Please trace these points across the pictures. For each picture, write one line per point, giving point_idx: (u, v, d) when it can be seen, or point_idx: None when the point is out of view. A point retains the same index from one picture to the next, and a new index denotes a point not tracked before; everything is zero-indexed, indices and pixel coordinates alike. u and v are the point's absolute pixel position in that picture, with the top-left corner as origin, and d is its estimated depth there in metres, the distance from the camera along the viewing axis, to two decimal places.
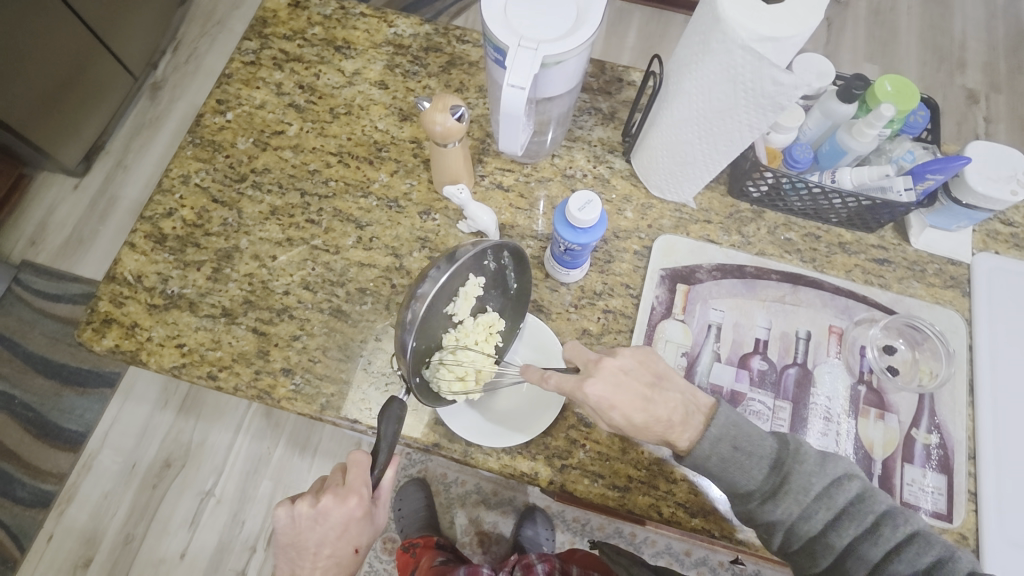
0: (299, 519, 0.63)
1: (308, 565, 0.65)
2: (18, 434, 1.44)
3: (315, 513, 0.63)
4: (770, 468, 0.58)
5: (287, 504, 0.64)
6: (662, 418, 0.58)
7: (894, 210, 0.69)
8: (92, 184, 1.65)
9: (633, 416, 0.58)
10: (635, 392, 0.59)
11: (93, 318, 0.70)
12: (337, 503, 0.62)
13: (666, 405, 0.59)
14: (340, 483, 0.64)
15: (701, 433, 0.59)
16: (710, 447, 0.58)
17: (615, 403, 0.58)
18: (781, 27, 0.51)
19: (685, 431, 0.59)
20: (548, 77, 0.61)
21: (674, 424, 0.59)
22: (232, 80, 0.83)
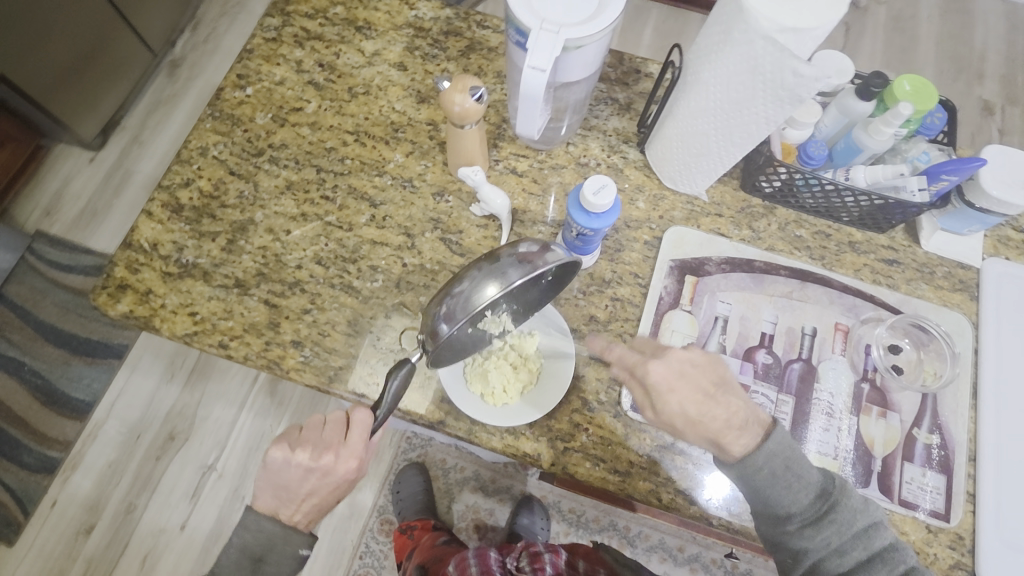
0: (296, 469, 0.65)
1: (293, 507, 0.67)
2: (26, 401, 1.46)
3: (316, 468, 0.65)
4: (804, 489, 0.59)
5: (285, 448, 0.66)
6: (718, 414, 0.59)
7: (906, 210, 0.69)
8: (108, 159, 1.67)
9: (687, 406, 0.59)
10: (695, 386, 0.60)
11: (109, 283, 0.71)
12: (340, 461, 0.64)
13: (727, 406, 0.60)
14: (342, 441, 0.65)
15: (757, 442, 0.59)
16: (764, 457, 0.58)
17: (675, 389, 0.60)
18: (805, 18, 0.52)
19: (739, 437, 0.59)
20: (569, 61, 0.61)
21: (732, 425, 0.59)
22: (253, 56, 0.84)
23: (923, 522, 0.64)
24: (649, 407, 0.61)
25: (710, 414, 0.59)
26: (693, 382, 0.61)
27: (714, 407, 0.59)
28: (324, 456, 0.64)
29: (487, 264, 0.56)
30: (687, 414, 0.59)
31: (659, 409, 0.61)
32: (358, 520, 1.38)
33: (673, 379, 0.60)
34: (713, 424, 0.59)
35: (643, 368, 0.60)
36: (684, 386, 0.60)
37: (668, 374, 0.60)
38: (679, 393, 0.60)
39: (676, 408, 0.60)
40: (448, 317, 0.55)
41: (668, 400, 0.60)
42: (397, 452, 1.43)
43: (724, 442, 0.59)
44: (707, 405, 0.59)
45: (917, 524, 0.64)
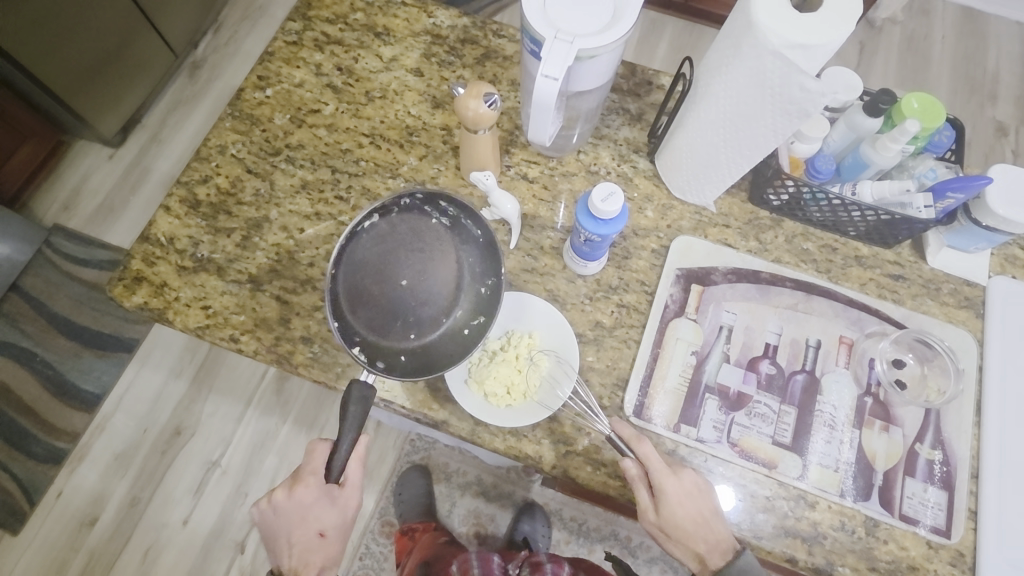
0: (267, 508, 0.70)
1: (285, 549, 0.71)
2: (37, 391, 1.48)
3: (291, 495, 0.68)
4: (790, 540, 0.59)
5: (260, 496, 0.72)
6: (710, 536, 0.62)
7: (912, 227, 0.70)
8: (126, 156, 1.70)
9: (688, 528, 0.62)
10: (705, 506, 0.62)
11: (126, 275, 0.73)
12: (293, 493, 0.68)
13: (721, 529, 0.62)
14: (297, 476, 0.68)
15: (728, 562, 0.62)
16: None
17: (684, 503, 0.61)
18: (814, 34, 0.53)
19: (720, 558, 0.63)
20: (581, 70, 0.62)
21: (720, 547, 0.63)
22: (274, 58, 0.86)
23: (923, 538, 0.64)
24: (652, 508, 0.63)
25: (702, 536, 0.62)
26: (704, 501, 0.62)
27: (708, 530, 0.62)
28: (297, 486, 0.68)
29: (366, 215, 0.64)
30: (683, 531, 0.62)
31: (661, 513, 0.62)
32: (359, 521, 1.39)
33: (692, 491, 0.62)
34: (701, 543, 0.63)
35: (662, 479, 0.61)
36: (693, 505, 0.62)
37: (681, 489, 0.62)
38: (686, 509, 0.61)
39: (677, 518, 0.61)
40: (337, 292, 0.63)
41: (675, 511, 0.61)
42: (400, 454, 1.44)
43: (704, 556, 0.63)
44: (703, 527, 0.62)
45: (917, 540, 0.64)
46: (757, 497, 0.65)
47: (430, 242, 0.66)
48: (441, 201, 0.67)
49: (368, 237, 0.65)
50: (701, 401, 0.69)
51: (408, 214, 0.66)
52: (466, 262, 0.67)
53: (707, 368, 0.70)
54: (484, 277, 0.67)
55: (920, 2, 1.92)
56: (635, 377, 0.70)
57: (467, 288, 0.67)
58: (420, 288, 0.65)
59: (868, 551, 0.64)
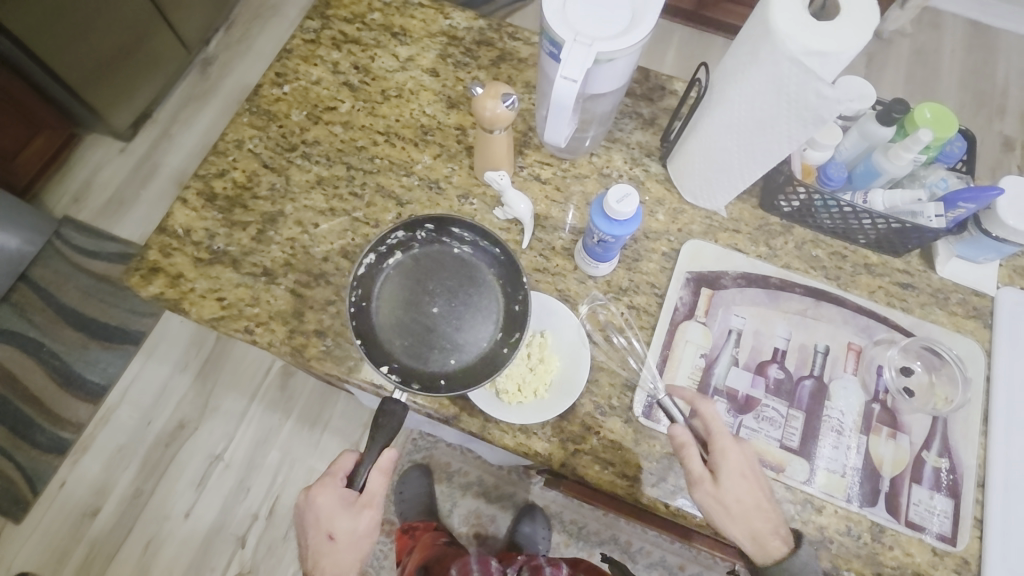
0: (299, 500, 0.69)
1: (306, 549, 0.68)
2: (42, 381, 1.48)
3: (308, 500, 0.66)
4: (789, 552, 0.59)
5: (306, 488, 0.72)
6: (771, 517, 0.62)
7: (922, 235, 0.71)
8: (138, 150, 1.71)
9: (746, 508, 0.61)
10: (763, 485, 0.63)
11: (142, 265, 0.74)
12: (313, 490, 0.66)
13: (779, 511, 0.63)
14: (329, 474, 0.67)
15: (790, 550, 0.61)
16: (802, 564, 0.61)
17: (748, 478, 0.62)
18: (831, 42, 0.53)
19: (782, 543, 0.61)
20: (599, 73, 0.63)
21: (780, 531, 0.62)
22: (291, 56, 0.87)
23: (929, 545, 0.64)
24: (708, 480, 0.61)
25: (765, 516, 0.62)
26: (760, 482, 0.63)
27: (770, 510, 0.62)
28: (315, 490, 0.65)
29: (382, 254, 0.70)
30: (744, 509, 0.61)
31: (721, 487, 0.61)
32: None
33: (745, 469, 0.62)
34: (761, 523, 0.61)
35: (729, 450, 0.62)
36: (753, 481, 0.62)
37: (747, 465, 0.62)
38: (748, 485, 0.61)
39: (741, 494, 0.61)
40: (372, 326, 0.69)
41: (738, 484, 0.61)
42: (402, 453, 1.44)
43: (765, 541, 0.61)
44: (761, 508, 0.61)
45: (923, 546, 0.64)
46: None
47: (455, 269, 0.72)
48: (454, 230, 0.72)
49: (394, 273, 0.71)
50: None
51: (428, 247, 0.72)
52: (495, 284, 0.72)
53: (716, 371, 0.71)
54: (515, 295, 0.71)
55: (929, 16, 1.93)
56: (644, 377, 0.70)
57: (498, 309, 0.71)
58: (453, 314, 0.70)
59: (874, 556, 0.64)
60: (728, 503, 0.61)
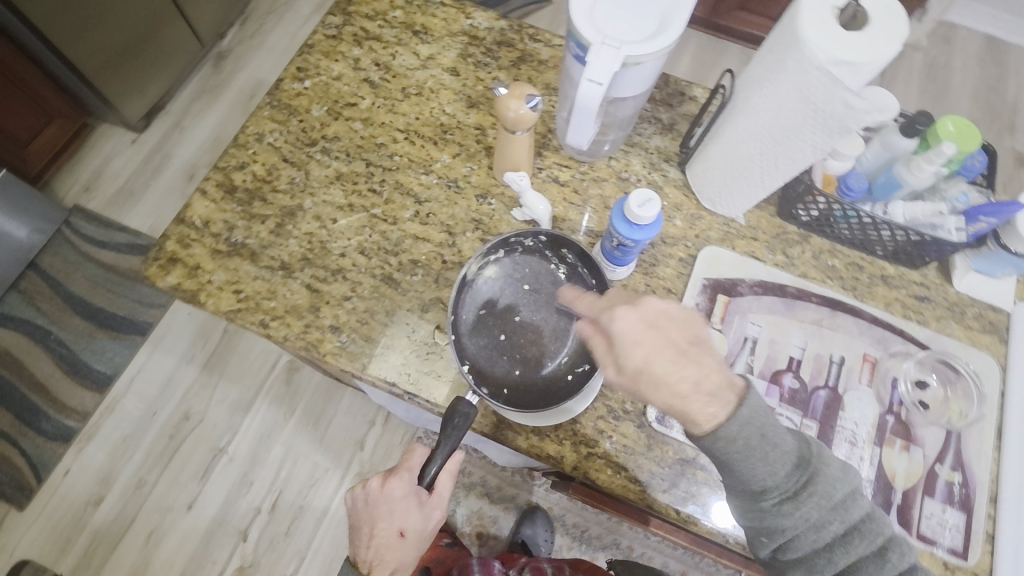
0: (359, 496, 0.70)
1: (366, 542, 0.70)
2: (49, 368, 1.49)
3: (383, 492, 0.67)
4: (783, 461, 0.56)
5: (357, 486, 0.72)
6: (687, 373, 0.56)
7: (941, 249, 0.71)
8: (150, 140, 1.72)
9: (653, 365, 0.56)
10: (668, 341, 0.57)
11: (161, 255, 0.74)
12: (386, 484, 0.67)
13: (699, 366, 0.56)
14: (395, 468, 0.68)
15: (728, 414, 0.55)
16: (738, 428, 0.55)
17: (642, 341, 0.57)
18: (860, 52, 0.53)
19: (709, 403, 0.55)
20: (624, 77, 0.63)
21: (702, 390, 0.56)
22: (313, 51, 0.87)
23: (941, 558, 0.64)
24: (610, 360, 0.58)
25: (679, 373, 0.56)
26: (665, 336, 0.57)
27: (684, 366, 0.56)
28: (392, 481, 0.67)
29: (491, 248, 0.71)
30: (654, 372, 0.56)
31: (624, 363, 0.57)
32: None
33: (642, 330, 0.57)
34: (678, 383, 0.55)
35: (612, 315, 0.58)
36: (653, 336, 0.57)
37: (637, 322, 0.57)
38: (646, 343, 0.57)
39: (639, 357, 0.56)
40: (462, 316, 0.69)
41: (631, 352, 0.56)
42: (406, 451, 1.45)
43: (690, 412, 0.55)
44: (669, 366, 0.56)
45: (934, 559, 0.64)
46: None
47: (546, 284, 0.72)
48: (564, 249, 0.72)
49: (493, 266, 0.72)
50: None
51: (530, 255, 0.73)
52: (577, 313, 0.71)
53: None
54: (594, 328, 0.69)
55: (943, 29, 1.93)
56: None
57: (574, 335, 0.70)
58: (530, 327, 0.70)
59: None
60: (634, 375, 0.56)
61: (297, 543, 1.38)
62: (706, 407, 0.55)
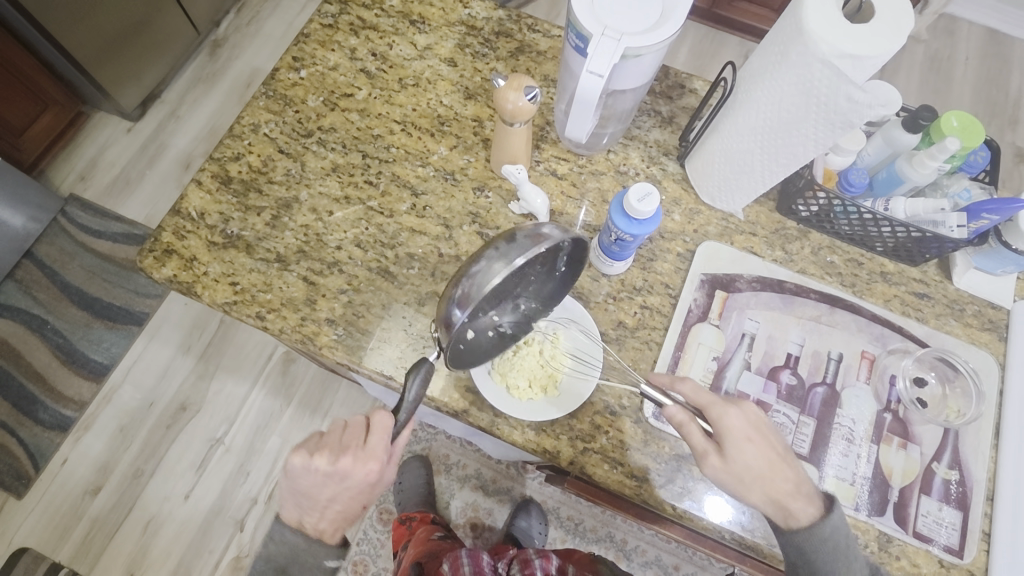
0: (314, 476, 0.60)
1: (318, 514, 0.63)
2: (46, 358, 1.48)
3: (335, 473, 0.59)
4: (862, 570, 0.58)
5: (303, 455, 0.60)
6: (789, 477, 0.59)
7: (942, 245, 0.70)
8: (146, 130, 1.70)
9: (760, 461, 0.58)
10: (771, 445, 0.60)
11: (156, 247, 0.73)
12: (357, 465, 0.59)
13: (796, 471, 0.60)
14: (360, 444, 0.60)
15: (821, 515, 0.59)
16: (831, 529, 0.58)
17: (753, 439, 0.59)
18: (864, 45, 0.52)
19: (807, 504, 0.59)
20: (624, 69, 0.62)
21: (802, 492, 0.59)
22: (309, 40, 0.86)
23: (936, 556, 0.64)
24: (715, 453, 0.59)
25: (781, 477, 0.59)
26: (768, 439, 0.60)
27: (784, 471, 0.59)
28: (342, 459, 0.59)
29: (503, 246, 0.54)
30: (759, 473, 0.58)
31: (728, 456, 0.59)
32: None
33: (751, 432, 0.59)
34: (783, 486, 0.59)
35: (722, 410, 0.59)
36: (761, 438, 0.60)
37: (745, 424, 0.60)
38: (754, 444, 0.59)
39: (749, 458, 0.58)
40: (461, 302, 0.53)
41: (743, 450, 0.58)
42: None
43: (791, 507, 0.58)
44: (774, 468, 0.59)
45: (929, 558, 0.64)
46: None
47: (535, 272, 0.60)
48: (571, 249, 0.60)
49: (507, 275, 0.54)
50: None
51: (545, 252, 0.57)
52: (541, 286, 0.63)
53: (728, 376, 0.70)
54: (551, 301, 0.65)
55: (945, 22, 1.91)
56: None
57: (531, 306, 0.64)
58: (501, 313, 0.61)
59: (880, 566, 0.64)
60: (739, 472, 0.58)
61: None
62: (808, 507, 0.59)
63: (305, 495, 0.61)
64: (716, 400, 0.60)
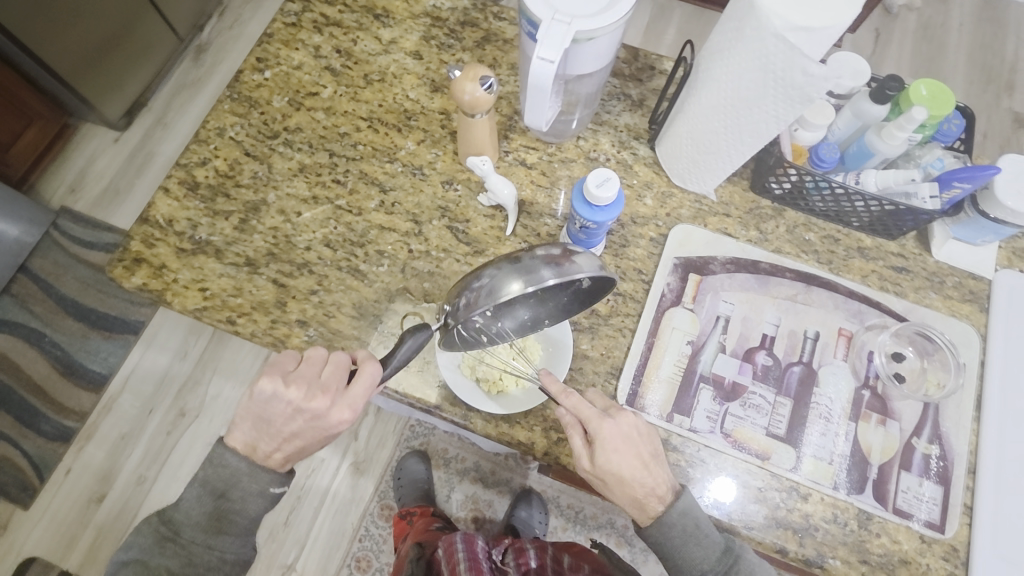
0: (284, 406, 0.62)
1: (273, 443, 0.65)
2: (45, 369, 1.50)
3: (306, 411, 0.62)
4: (712, 547, 0.61)
5: (278, 381, 0.63)
6: (648, 482, 0.60)
7: (917, 217, 0.69)
8: (132, 139, 1.70)
9: (625, 468, 0.59)
10: (635, 453, 0.60)
11: (125, 256, 0.73)
12: (333, 409, 0.62)
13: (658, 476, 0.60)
14: (341, 389, 0.62)
15: (667, 506, 0.61)
16: (677, 516, 0.60)
17: (620, 448, 0.59)
18: (817, 17, 0.52)
19: (659, 503, 0.61)
20: (581, 52, 0.61)
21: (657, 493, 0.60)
22: (272, 40, 0.85)
23: (916, 532, 0.64)
24: (586, 455, 0.61)
25: (642, 481, 0.60)
26: (636, 447, 0.60)
27: (648, 475, 0.60)
28: (317, 399, 0.62)
29: (513, 263, 0.55)
30: (622, 476, 0.60)
31: (596, 459, 0.60)
32: (358, 504, 1.41)
33: (622, 438, 0.60)
34: (640, 488, 0.60)
35: (595, 423, 0.59)
36: (629, 447, 0.60)
37: (617, 434, 0.60)
38: (621, 453, 0.59)
39: (615, 467, 0.59)
40: (469, 305, 0.55)
41: (609, 457, 0.59)
42: (400, 439, 1.45)
43: (643, 500, 0.61)
44: (642, 472, 0.60)
45: (910, 533, 0.64)
46: (749, 487, 0.65)
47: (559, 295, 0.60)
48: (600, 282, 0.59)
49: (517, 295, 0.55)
50: (696, 391, 0.68)
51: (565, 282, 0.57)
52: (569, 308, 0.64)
53: (702, 359, 0.69)
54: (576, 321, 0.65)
55: None
56: (629, 366, 0.69)
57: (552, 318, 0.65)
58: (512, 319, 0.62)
59: (861, 543, 0.63)
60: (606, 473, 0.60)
61: (297, 533, 1.38)
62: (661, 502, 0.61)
63: (264, 416, 0.64)
64: (591, 411, 0.60)
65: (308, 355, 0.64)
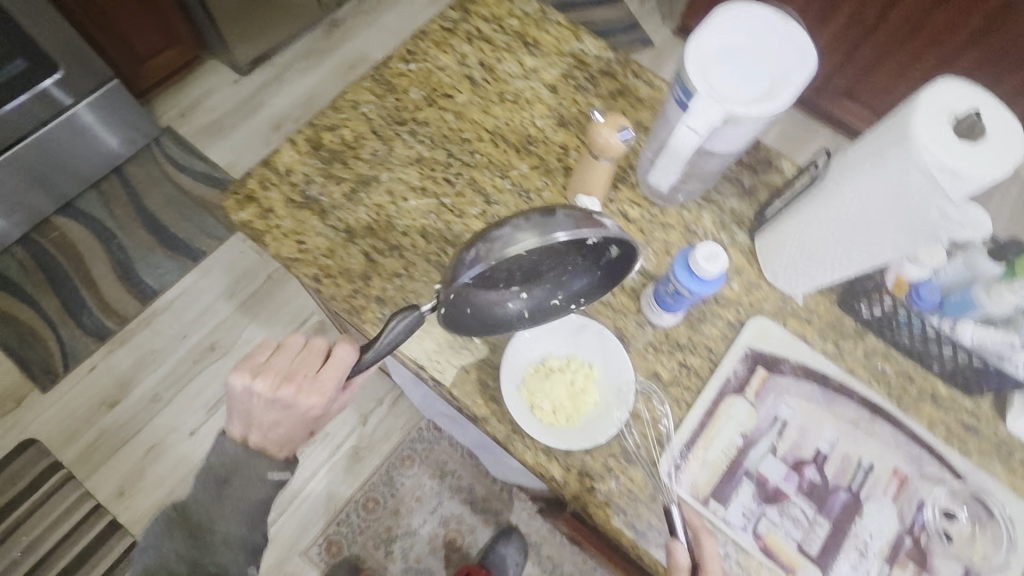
0: (255, 397, 0.66)
1: (263, 433, 0.71)
2: (104, 268, 1.57)
3: (276, 400, 0.66)
4: None
5: (246, 376, 0.66)
6: None
7: (1003, 380, 0.71)
8: (249, 85, 1.81)
9: None
10: None
11: (240, 191, 0.78)
12: (301, 395, 0.66)
13: None
14: (311, 375, 0.66)
15: None
16: None
17: None
18: (968, 162, 0.51)
19: None
20: (721, 133, 0.64)
21: None
22: (426, 38, 0.91)
23: None
24: None
25: None
26: None
27: None
28: (285, 387, 0.65)
29: (538, 217, 0.54)
30: None
31: None
32: (347, 488, 1.41)
33: None
34: None
35: None
36: None
37: None
38: None
39: None
40: (481, 257, 0.53)
41: None
42: (405, 437, 1.46)
43: None
44: None
45: None
46: None
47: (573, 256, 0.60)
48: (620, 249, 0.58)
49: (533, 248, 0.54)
50: (737, 483, 0.67)
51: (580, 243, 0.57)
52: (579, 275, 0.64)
53: (751, 454, 0.69)
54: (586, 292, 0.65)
55: None
56: (677, 439, 0.69)
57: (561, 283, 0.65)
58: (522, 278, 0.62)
59: None
60: None
61: (281, 497, 1.38)
62: None
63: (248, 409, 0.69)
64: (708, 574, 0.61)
65: (285, 345, 0.69)
